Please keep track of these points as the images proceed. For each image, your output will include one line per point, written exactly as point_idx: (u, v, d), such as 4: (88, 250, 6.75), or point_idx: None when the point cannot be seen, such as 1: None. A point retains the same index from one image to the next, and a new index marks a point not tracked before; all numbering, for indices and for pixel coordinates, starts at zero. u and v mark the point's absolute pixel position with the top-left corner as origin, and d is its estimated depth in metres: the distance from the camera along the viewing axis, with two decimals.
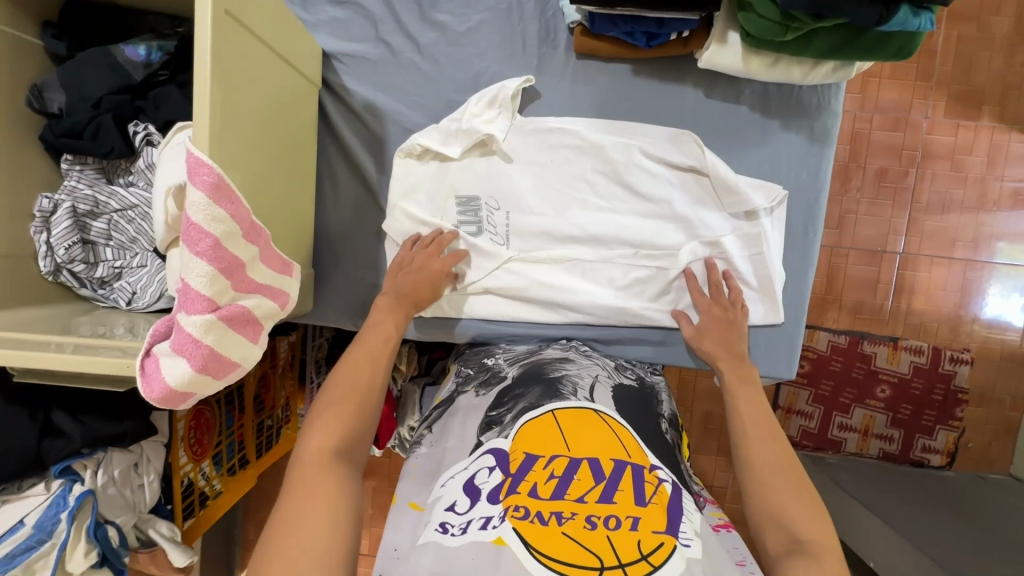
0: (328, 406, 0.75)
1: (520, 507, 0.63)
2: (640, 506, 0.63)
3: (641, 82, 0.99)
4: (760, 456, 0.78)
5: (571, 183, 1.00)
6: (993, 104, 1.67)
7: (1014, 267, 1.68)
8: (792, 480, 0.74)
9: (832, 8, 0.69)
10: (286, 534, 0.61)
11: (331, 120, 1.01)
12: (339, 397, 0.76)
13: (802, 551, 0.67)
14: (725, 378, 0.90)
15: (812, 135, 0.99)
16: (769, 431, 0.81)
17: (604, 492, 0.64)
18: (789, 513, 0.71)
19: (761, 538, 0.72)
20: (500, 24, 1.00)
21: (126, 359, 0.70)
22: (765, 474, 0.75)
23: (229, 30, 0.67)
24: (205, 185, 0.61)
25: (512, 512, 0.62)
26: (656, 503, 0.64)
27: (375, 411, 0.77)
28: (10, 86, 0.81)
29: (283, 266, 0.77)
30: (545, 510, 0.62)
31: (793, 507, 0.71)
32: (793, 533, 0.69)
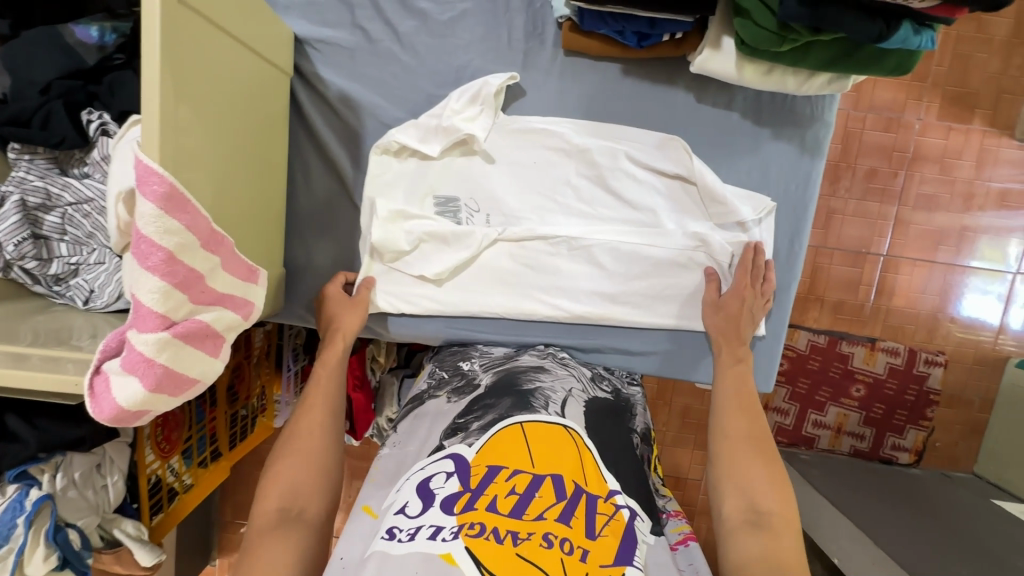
0: (277, 461, 0.76)
1: (476, 524, 0.61)
2: (591, 539, 0.62)
3: (631, 83, 0.95)
4: (734, 430, 0.82)
5: (554, 185, 0.97)
6: (987, 107, 1.65)
7: (992, 270, 1.70)
8: (757, 454, 0.79)
9: (833, 20, 0.65)
10: None
11: (305, 112, 0.95)
12: (284, 452, 0.77)
13: (760, 525, 0.71)
14: (721, 355, 0.94)
15: (803, 145, 0.96)
16: (747, 410, 0.85)
17: (563, 511, 0.63)
18: (755, 489, 0.75)
19: (719, 505, 0.76)
20: (485, 15, 0.94)
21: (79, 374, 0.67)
22: (737, 447, 0.80)
23: (183, 20, 0.61)
24: (154, 196, 0.57)
25: (466, 529, 0.61)
26: (606, 535, 0.63)
27: (320, 461, 0.77)
28: None
29: (249, 273, 0.73)
30: (501, 526, 0.61)
31: (759, 483, 0.75)
32: (754, 505, 0.73)
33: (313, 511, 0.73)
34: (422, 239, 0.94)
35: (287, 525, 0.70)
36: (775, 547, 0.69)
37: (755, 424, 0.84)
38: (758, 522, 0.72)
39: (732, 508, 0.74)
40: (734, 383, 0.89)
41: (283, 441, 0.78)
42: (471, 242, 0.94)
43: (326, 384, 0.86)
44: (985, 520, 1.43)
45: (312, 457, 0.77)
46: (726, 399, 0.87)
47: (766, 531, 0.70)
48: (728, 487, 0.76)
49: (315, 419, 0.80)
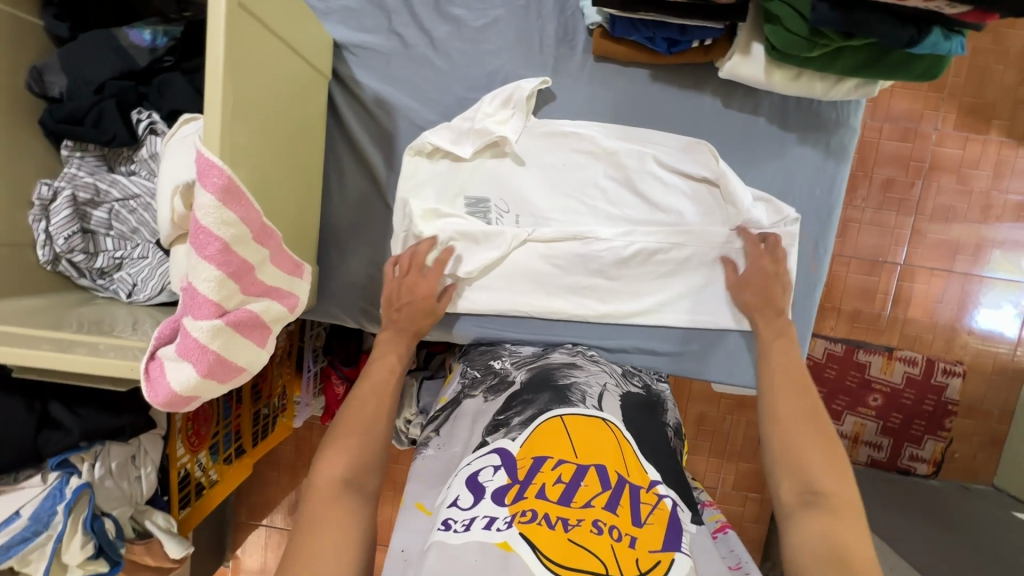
0: (339, 433, 0.77)
1: (528, 511, 0.63)
2: (638, 527, 0.63)
3: (659, 88, 0.97)
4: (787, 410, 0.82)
5: (583, 189, 0.99)
6: (1003, 118, 1.66)
7: (1009, 280, 1.70)
8: (814, 432, 0.79)
9: (864, 26, 0.67)
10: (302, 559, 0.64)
11: (340, 113, 0.98)
12: (347, 428, 0.78)
13: (816, 504, 0.71)
14: (761, 331, 0.95)
15: (828, 151, 0.98)
16: (802, 389, 0.85)
17: (609, 499, 0.65)
18: (812, 469, 0.75)
19: (776, 486, 0.77)
20: (518, 21, 0.97)
21: (130, 362, 0.69)
22: (788, 426, 0.80)
23: (242, 22, 0.64)
24: (214, 188, 0.59)
25: (519, 518, 0.62)
26: (652, 524, 0.64)
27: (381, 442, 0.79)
28: (8, 68, 0.78)
29: (295, 267, 0.76)
30: (553, 513, 0.63)
31: (814, 460, 0.76)
32: (810, 484, 0.74)
33: (371, 485, 0.75)
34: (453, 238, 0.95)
35: (348, 494, 0.71)
36: (834, 524, 0.69)
37: (813, 403, 0.83)
38: (815, 501, 0.72)
39: (788, 490, 0.75)
40: (781, 361, 0.89)
41: (346, 419, 0.79)
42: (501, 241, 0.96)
43: (390, 363, 0.87)
44: (1007, 530, 1.42)
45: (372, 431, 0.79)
46: (772, 377, 0.88)
47: (823, 509, 0.70)
48: (784, 469, 0.77)
49: (377, 396, 0.82)
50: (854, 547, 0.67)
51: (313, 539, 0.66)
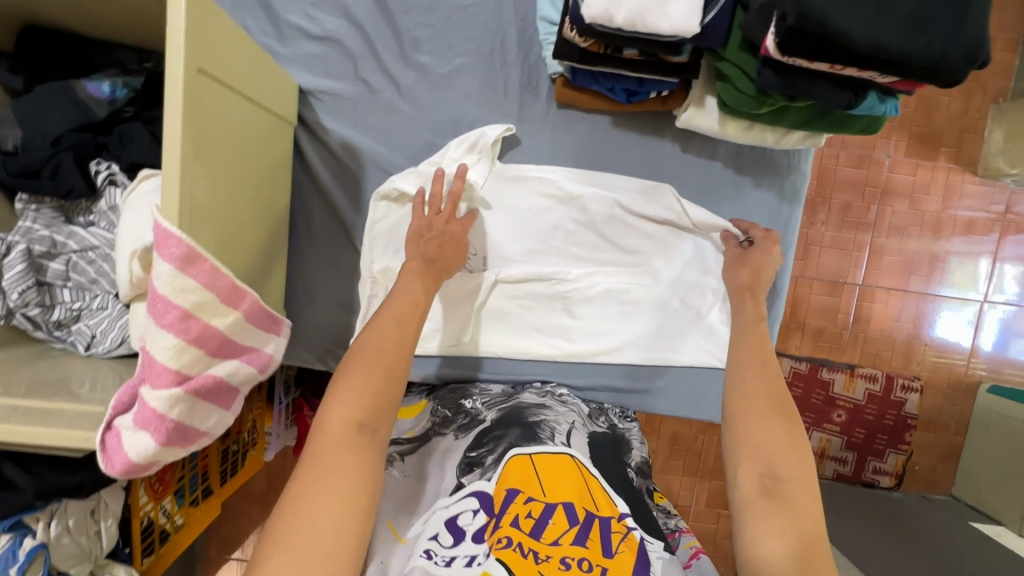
0: (353, 367, 0.66)
1: (503, 538, 0.66)
2: (608, 557, 0.65)
3: (620, 134, 1.00)
4: (751, 387, 0.76)
5: (550, 231, 1.01)
6: (950, 146, 1.75)
7: (960, 297, 1.78)
8: (774, 409, 0.73)
9: (806, 90, 0.71)
10: (306, 508, 0.56)
11: (306, 158, 0.99)
12: (366, 359, 0.66)
13: (776, 494, 0.66)
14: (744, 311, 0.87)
15: (781, 194, 1.02)
16: (764, 364, 0.79)
17: (577, 535, 0.67)
18: (774, 452, 0.69)
19: (732, 471, 0.70)
20: (482, 69, 0.99)
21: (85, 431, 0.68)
22: (751, 409, 0.73)
23: (201, 87, 0.64)
24: (173, 258, 0.59)
25: (496, 544, 0.65)
26: (623, 551, 0.66)
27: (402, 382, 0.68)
28: None
29: (272, 322, 0.74)
30: (525, 542, 0.66)
31: (778, 443, 0.70)
32: (771, 469, 0.68)
33: (385, 432, 0.64)
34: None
35: (362, 443, 0.61)
36: (793, 518, 0.64)
37: (773, 385, 0.77)
38: (775, 490, 0.66)
39: (746, 475, 0.68)
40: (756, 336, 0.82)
41: (364, 351, 0.67)
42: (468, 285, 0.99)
43: (411, 302, 0.75)
44: (963, 541, 1.49)
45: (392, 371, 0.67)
46: (747, 358, 0.80)
47: (783, 501, 0.65)
48: (745, 451, 0.70)
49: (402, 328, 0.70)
50: (814, 550, 0.63)
51: (318, 492, 0.58)
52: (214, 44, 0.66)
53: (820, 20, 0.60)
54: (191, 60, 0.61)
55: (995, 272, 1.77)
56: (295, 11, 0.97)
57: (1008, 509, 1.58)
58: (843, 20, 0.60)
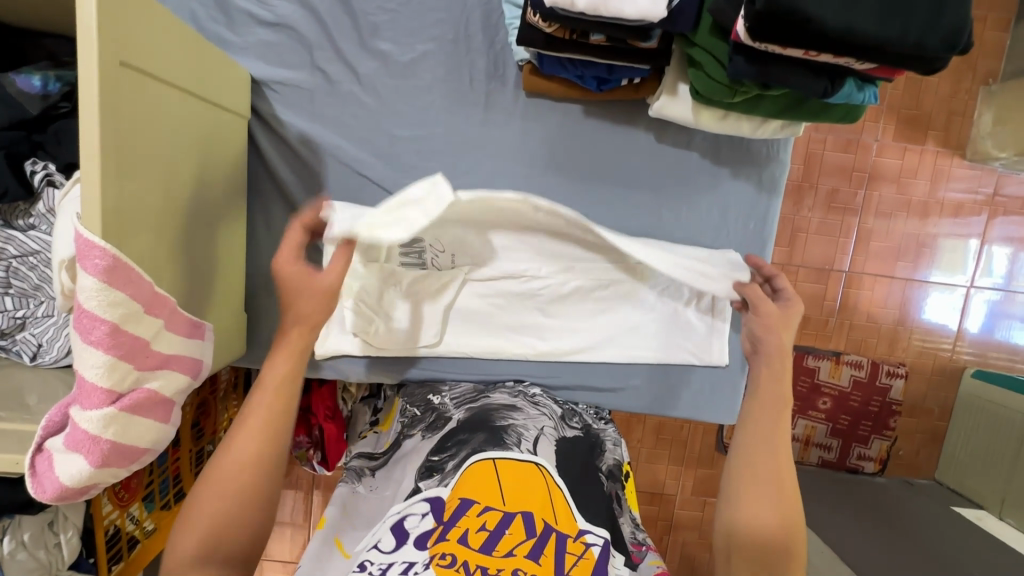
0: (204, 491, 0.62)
1: (446, 554, 0.63)
2: None
3: (592, 124, 0.96)
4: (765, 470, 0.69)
5: (521, 226, 0.97)
6: (938, 129, 1.71)
7: (946, 283, 1.76)
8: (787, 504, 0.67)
9: (779, 78, 0.67)
10: None
11: (262, 153, 0.94)
12: (219, 482, 0.62)
13: None
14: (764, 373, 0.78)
15: (760, 185, 0.98)
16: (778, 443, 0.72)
17: (532, 548, 0.64)
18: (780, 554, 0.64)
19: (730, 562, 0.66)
20: (446, 56, 0.94)
21: None
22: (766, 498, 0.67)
23: (123, 82, 0.59)
24: (96, 270, 0.55)
25: (437, 561, 0.63)
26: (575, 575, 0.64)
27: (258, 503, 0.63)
28: None
29: (193, 328, 0.70)
30: (470, 560, 0.63)
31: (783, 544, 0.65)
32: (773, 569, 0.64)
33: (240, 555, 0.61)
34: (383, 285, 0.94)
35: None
36: None
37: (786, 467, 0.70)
38: None
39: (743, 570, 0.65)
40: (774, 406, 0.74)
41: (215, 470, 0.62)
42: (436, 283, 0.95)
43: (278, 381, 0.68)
44: (945, 528, 1.49)
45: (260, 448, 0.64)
46: (758, 436, 0.73)
47: None
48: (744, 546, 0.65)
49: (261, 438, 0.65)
50: None
51: None
52: (142, 36, 0.62)
53: (790, 7, 0.56)
54: (111, 53, 0.56)
55: (984, 252, 1.75)
56: None
57: (989, 494, 1.59)
58: (814, 5, 0.56)
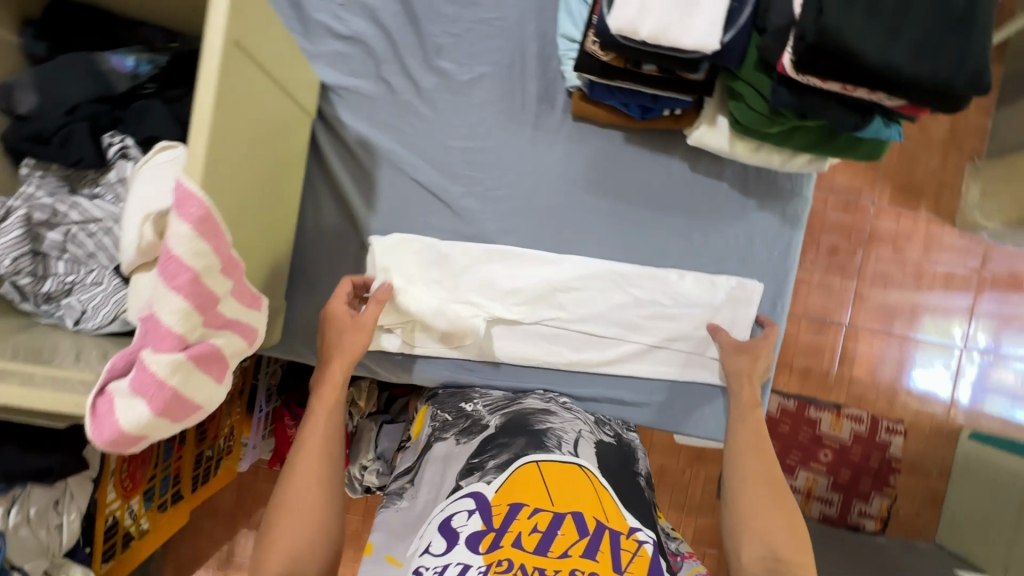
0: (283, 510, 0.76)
1: (503, 560, 0.65)
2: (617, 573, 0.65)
3: (632, 150, 1.03)
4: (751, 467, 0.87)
5: (559, 239, 1.03)
6: (930, 197, 1.82)
7: (940, 345, 1.81)
8: (773, 495, 0.83)
9: (817, 110, 0.75)
10: None
11: (321, 151, 0.99)
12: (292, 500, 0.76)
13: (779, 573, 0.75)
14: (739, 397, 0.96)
15: (784, 217, 1.04)
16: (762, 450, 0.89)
17: (587, 547, 0.66)
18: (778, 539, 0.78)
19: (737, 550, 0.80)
20: (502, 78, 1.02)
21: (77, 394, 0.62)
22: (756, 489, 0.83)
23: (235, 59, 0.64)
24: (191, 219, 0.57)
25: (494, 567, 0.64)
26: (632, 570, 0.66)
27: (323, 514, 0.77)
28: None
29: (253, 299, 0.71)
30: (528, 563, 0.64)
31: (778, 530, 0.79)
32: (774, 552, 0.77)
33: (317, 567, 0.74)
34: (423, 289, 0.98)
35: None
36: None
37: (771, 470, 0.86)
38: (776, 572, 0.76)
39: (750, 557, 0.78)
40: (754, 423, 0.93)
41: (289, 490, 0.77)
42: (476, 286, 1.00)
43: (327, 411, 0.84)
44: None
45: (315, 481, 0.78)
46: (745, 444, 0.90)
47: None
48: (745, 532, 0.80)
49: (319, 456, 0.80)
50: None
51: None
52: (254, 22, 0.68)
53: (838, 41, 0.64)
54: (232, 32, 0.62)
55: (969, 332, 1.81)
56: (322, 10, 0.99)
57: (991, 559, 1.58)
58: (857, 40, 0.64)
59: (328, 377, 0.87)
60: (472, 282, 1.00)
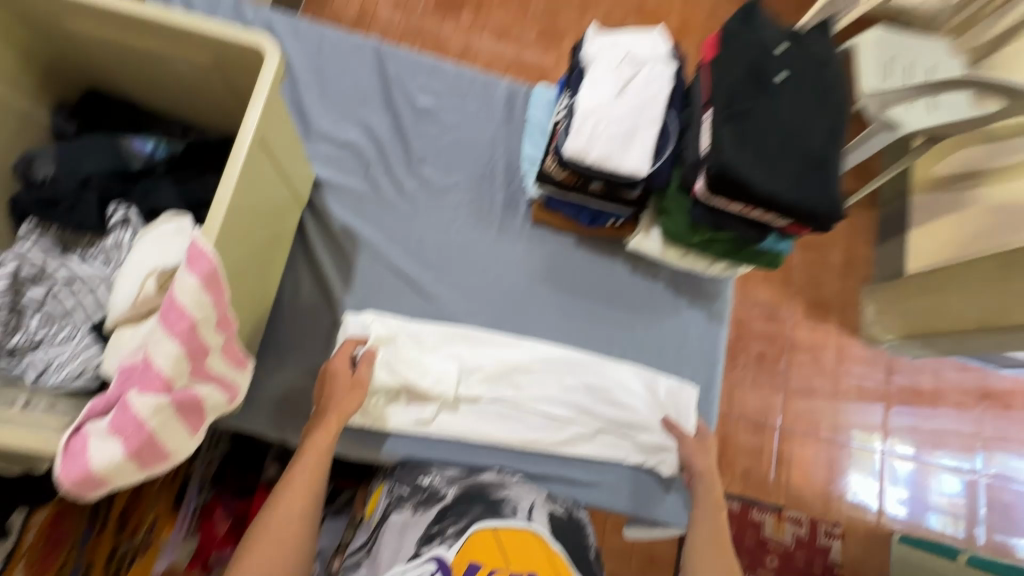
0: (259, 543, 0.79)
1: None
2: None
3: (582, 252, 1.20)
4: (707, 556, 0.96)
5: (518, 325, 1.14)
6: (837, 315, 1.97)
7: (865, 452, 1.88)
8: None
9: (726, 223, 0.95)
10: None
11: (307, 234, 1.10)
12: (269, 536, 0.79)
13: None
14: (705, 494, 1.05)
15: (711, 315, 1.20)
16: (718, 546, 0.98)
17: None
18: None
19: None
20: (473, 187, 1.20)
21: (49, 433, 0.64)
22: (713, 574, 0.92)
23: (258, 150, 0.79)
24: (200, 273, 0.65)
25: None
26: None
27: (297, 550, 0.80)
28: (7, 149, 0.87)
29: (239, 363, 0.76)
30: None
31: None
32: None
33: None
34: (392, 363, 1.03)
35: None
36: None
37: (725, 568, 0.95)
38: None
39: None
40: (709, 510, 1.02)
41: (267, 524, 0.80)
42: (441, 365, 1.05)
43: (316, 455, 0.88)
44: None
45: (299, 515, 0.82)
46: (703, 535, 0.99)
47: None
48: None
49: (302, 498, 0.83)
50: None
51: None
52: (276, 126, 0.84)
53: (735, 171, 0.85)
54: (259, 130, 0.78)
55: (888, 445, 1.89)
56: (324, 122, 1.18)
57: None
58: (748, 172, 0.85)
59: (323, 424, 0.91)
60: (434, 360, 1.06)
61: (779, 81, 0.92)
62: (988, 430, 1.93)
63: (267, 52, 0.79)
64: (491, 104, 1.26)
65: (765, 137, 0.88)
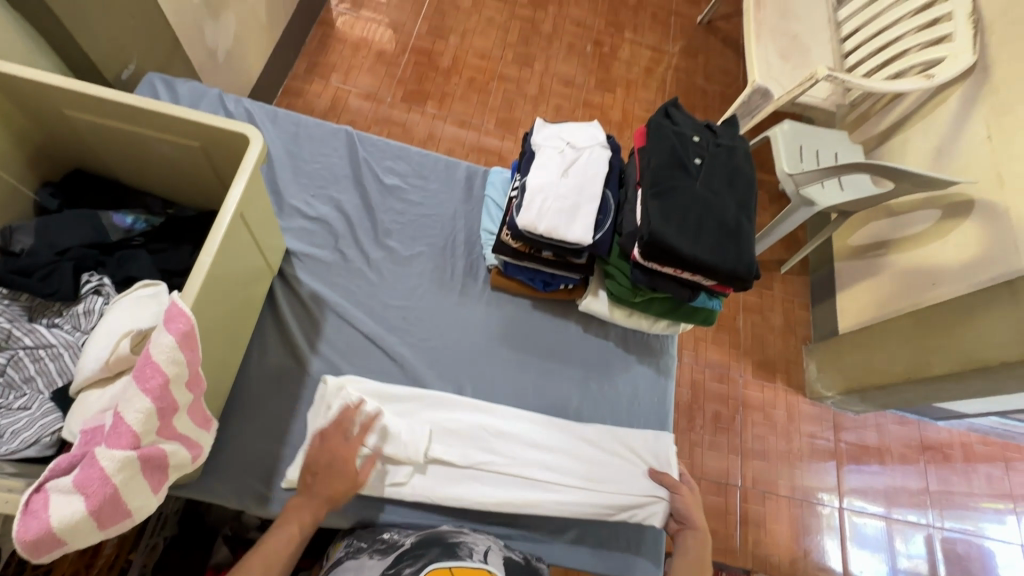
0: None
1: None
2: None
3: (538, 314, 1.28)
4: None
5: (478, 384, 1.19)
6: (783, 371, 1.95)
7: (830, 511, 1.77)
8: None
9: (661, 285, 1.07)
10: None
11: (276, 301, 1.15)
12: None
13: None
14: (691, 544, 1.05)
15: (659, 370, 1.28)
16: None
17: None
18: None
19: None
20: (436, 257, 1.30)
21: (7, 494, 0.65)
22: None
23: (237, 224, 0.87)
24: (177, 331, 0.69)
25: None
26: None
27: None
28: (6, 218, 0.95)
29: (204, 421, 0.78)
30: None
31: None
32: None
33: None
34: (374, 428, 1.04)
35: None
36: None
37: None
38: None
39: None
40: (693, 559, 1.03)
41: None
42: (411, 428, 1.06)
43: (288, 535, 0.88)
44: None
45: None
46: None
47: None
48: None
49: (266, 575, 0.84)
50: None
51: None
52: (254, 202, 0.93)
53: (663, 240, 0.98)
54: (239, 207, 0.86)
55: (845, 504, 1.78)
56: (298, 199, 1.28)
57: None
58: (674, 240, 0.99)
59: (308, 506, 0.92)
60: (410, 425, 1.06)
61: (696, 164, 1.10)
62: (933, 483, 1.84)
63: (252, 138, 0.89)
64: (452, 183, 1.40)
65: (687, 210, 1.03)
